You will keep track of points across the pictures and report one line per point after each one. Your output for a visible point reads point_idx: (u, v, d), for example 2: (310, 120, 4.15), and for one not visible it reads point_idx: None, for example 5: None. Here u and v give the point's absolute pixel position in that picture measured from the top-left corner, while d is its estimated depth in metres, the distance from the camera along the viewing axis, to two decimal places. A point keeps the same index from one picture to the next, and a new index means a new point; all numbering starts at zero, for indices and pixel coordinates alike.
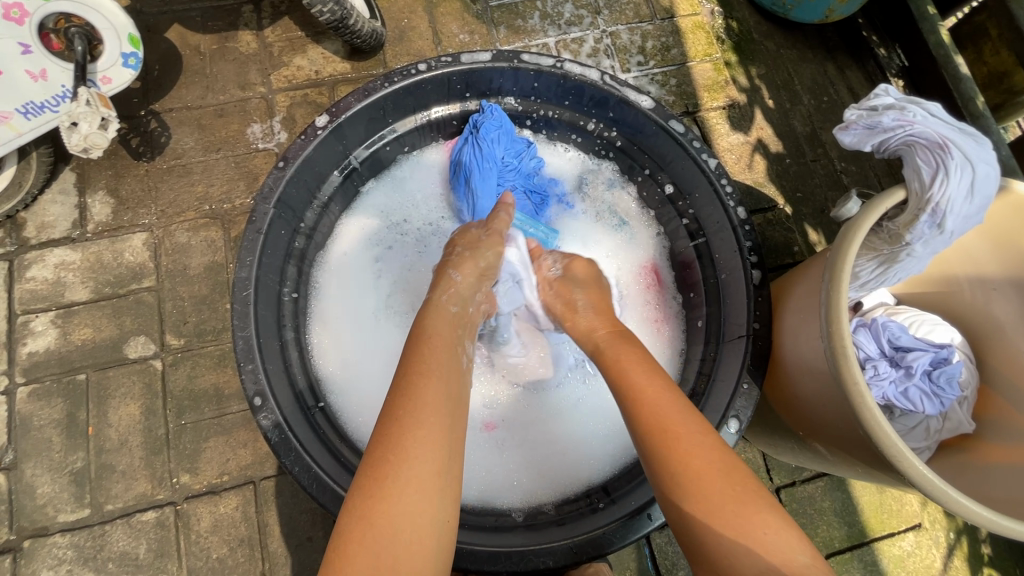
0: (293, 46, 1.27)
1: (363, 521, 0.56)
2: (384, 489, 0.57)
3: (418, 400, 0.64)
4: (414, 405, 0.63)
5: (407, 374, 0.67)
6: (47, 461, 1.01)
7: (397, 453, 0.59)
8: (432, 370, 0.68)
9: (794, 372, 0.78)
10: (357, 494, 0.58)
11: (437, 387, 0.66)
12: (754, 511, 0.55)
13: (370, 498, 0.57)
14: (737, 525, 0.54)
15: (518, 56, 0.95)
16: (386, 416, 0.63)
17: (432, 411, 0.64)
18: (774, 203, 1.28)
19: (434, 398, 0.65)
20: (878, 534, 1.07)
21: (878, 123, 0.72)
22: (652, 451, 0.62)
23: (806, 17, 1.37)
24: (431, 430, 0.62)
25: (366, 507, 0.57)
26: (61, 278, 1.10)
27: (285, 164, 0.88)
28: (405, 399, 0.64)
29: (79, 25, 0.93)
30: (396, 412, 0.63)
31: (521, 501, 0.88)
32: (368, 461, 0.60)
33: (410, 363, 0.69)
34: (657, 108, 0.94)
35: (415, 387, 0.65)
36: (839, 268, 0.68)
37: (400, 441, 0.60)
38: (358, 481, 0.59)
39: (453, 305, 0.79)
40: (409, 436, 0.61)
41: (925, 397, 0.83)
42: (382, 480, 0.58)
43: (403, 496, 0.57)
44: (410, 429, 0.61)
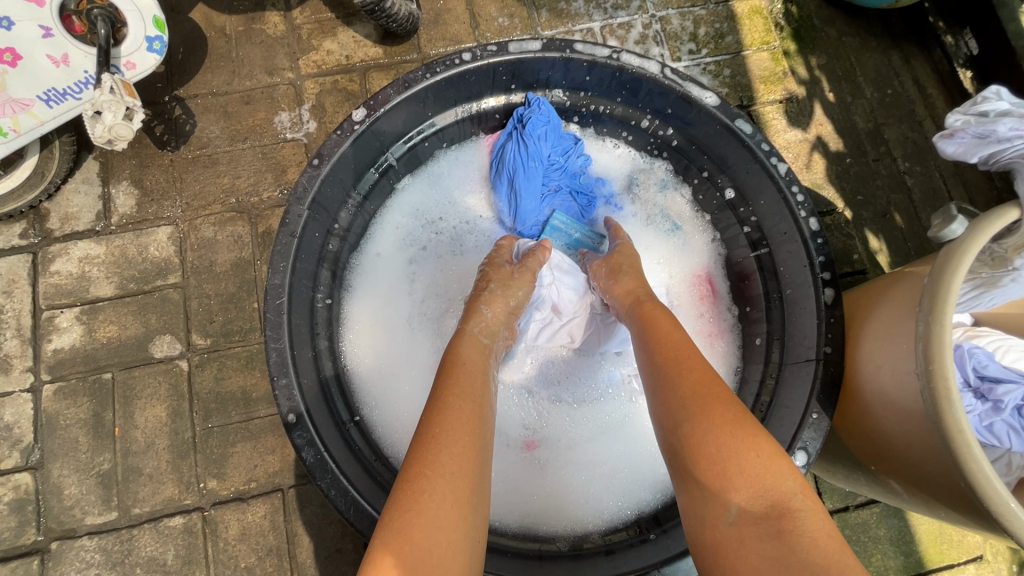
0: (323, 29, 1.20)
1: (401, 536, 0.50)
2: (421, 500, 0.52)
3: (452, 417, 0.59)
4: (450, 420, 0.59)
5: (440, 395, 0.63)
6: (73, 462, 0.99)
7: (433, 465, 0.54)
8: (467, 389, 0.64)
9: (872, 406, 0.71)
10: (394, 512, 0.52)
11: (471, 403, 0.62)
12: (749, 440, 0.54)
13: (408, 513, 0.51)
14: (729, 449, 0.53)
15: (571, 45, 0.87)
16: (420, 433, 0.58)
17: (468, 425, 0.59)
18: (833, 206, 1.19)
19: (468, 411, 0.61)
20: (935, 565, 1.01)
21: (992, 132, 0.64)
22: (660, 389, 0.62)
23: (873, 1, 1.25)
24: (466, 444, 0.57)
25: (403, 522, 0.51)
26: (85, 272, 1.06)
27: (320, 162, 0.82)
28: (441, 420, 0.59)
29: (100, 6, 0.86)
30: (432, 430, 0.58)
31: (566, 528, 0.83)
32: (406, 479, 0.54)
33: (444, 384, 0.64)
34: (723, 105, 0.86)
35: (451, 405, 0.61)
36: (943, 298, 0.60)
37: (436, 455, 0.55)
38: (395, 498, 0.53)
39: (485, 336, 0.75)
40: (444, 450, 0.56)
41: (1013, 433, 0.76)
42: (418, 492, 0.53)
43: (438, 507, 0.52)
44: (445, 443, 0.56)
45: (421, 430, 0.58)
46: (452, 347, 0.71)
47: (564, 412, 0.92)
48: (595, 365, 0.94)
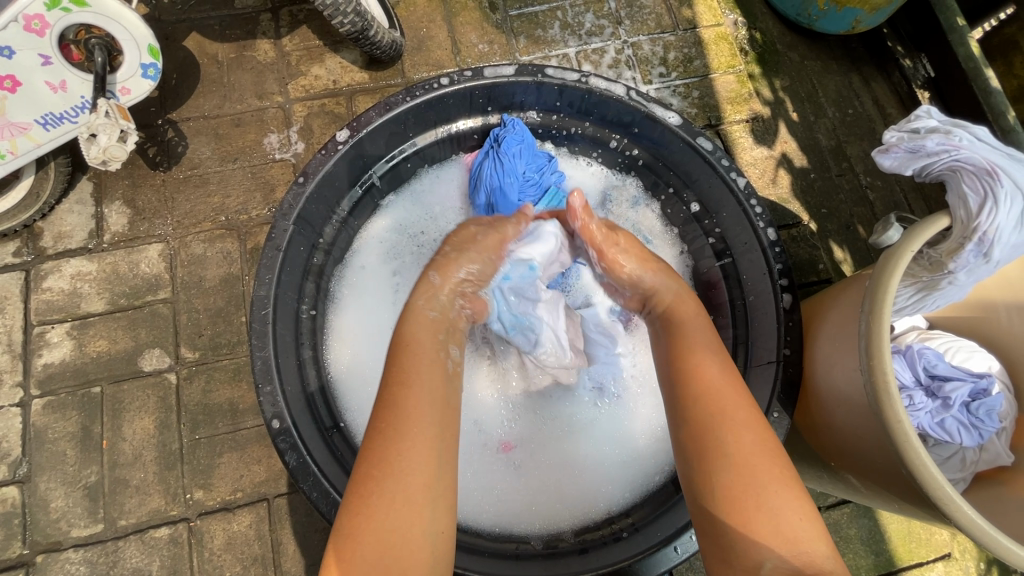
0: (311, 55, 1.26)
1: (351, 536, 0.55)
2: (371, 501, 0.56)
3: (398, 409, 0.61)
4: (399, 415, 0.60)
5: (389, 382, 0.64)
6: (61, 475, 1.00)
7: (378, 469, 0.57)
8: (412, 374, 0.64)
9: (826, 401, 0.77)
10: (345, 512, 0.57)
11: (420, 394, 0.63)
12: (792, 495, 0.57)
13: (355, 513, 0.56)
14: (765, 508, 0.55)
15: (542, 70, 0.94)
16: (370, 427, 0.60)
17: (420, 414, 0.61)
18: (799, 219, 1.25)
19: (417, 402, 0.62)
20: (906, 564, 1.04)
21: (922, 147, 0.71)
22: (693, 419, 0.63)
23: (832, 27, 1.33)
24: (415, 439, 0.59)
25: (354, 524, 0.55)
26: (77, 288, 1.09)
27: (305, 180, 0.87)
28: (385, 411, 0.61)
29: (99, 36, 0.92)
30: (379, 424, 0.60)
31: (540, 528, 0.88)
32: (356, 476, 0.58)
33: (392, 369, 0.65)
34: (685, 124, 0.92)
35: (398, 395, 0.62)
36: (880, 298, 0.66)
37: (381, 454, 0.58)
38: (348, 495, 0.57)
39: (432, 310, 0.74)
40: (393, 446, 0.58)
41: (963, 428, 0.80)
42: (368, 492, 0.56)
43: (387, 510, 0.55)
44: (392, 438, 0.59)
45: (369, 422, 0.61)
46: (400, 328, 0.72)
47: (537, 410, 0.96)
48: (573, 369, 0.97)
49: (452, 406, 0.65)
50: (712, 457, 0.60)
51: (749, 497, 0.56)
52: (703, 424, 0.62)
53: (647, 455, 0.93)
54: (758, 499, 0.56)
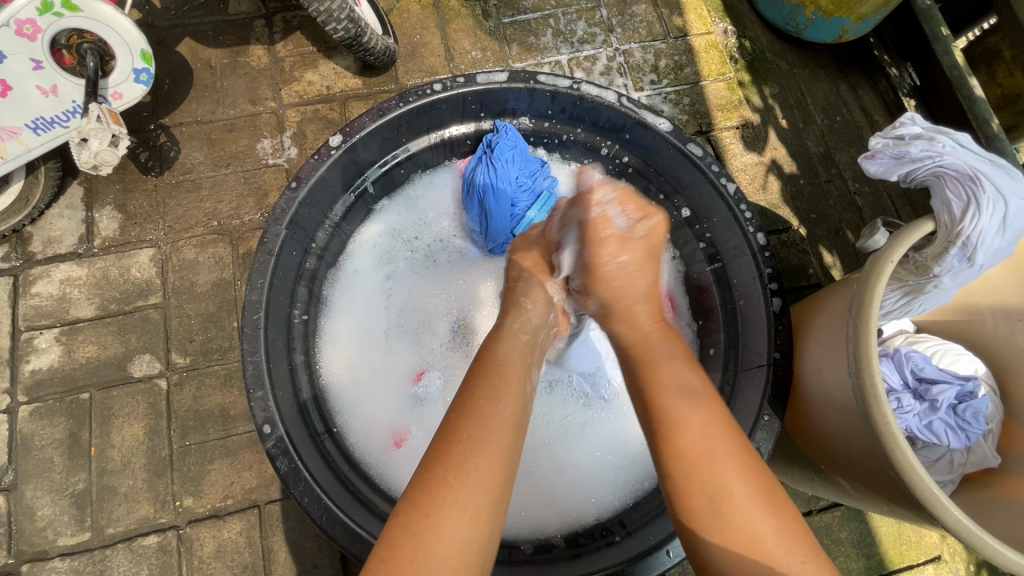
0: (305, 61, 1.26)
1: (417, 543, 0.49)
2: (440, 508, 0.51)
3: (483, 419, 0.57)
4: (490, 425, 0.56)
5: (476, 392, 0.60)
6: (47, 482, 0.99)
7: (461, 476, 0.52)
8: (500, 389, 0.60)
9: (815, 404, 0.78)
10: (410, 512, 0.51)
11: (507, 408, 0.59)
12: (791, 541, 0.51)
13: (424, 518, 0.50)
14: (769, 560, 0.50)
15: (534, 77, 0.95)
16: (453, 429, 0.56)
17: (504, 430, 0.57)
18: (789, 224, 1.26)
19: (504, 417, 0.58)
20: (897, 567, 1.05)
21: (906, 153, 0.73)
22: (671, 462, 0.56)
23: (819, 36, 1.35)
24: (493, 452, 0.55)
25: (419, 528, 0.50)
26: (67, 294, 1.08)
27: (297, 184, 0.87)
28: (475, 418, 0.57)
29: (91, 40, 0.92)
30: (464, 428, 0.56)
31: (530, 534, 0.88)
32: (429, 476, 0.53)
33: (476, 378, 0.61)
34: (675, 131, 0.94)
35: (488, 411, 0.57)
36: (868, 302, 0.67)
37: (463, 461, 0.53)
38: (416, 494, 0.52)
39: (522, 332, 0.71)
40: (471, 456, 0.54)
41: (950, 430, 0.81)
42: (437, 498, 0.51)
43: (457, 520, 0.50)
44: (472, 447, 0.54)
45: (451, 423, 0.56)
46: (492, 347, 0.67)
47: None
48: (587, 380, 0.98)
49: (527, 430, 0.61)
50: (703, 502, 0.53)
51: (747, 547, 0.50)
52: (688, 470, 0.54)
53: (640, 459, 0.94)
54: (761, 547, 0.50)
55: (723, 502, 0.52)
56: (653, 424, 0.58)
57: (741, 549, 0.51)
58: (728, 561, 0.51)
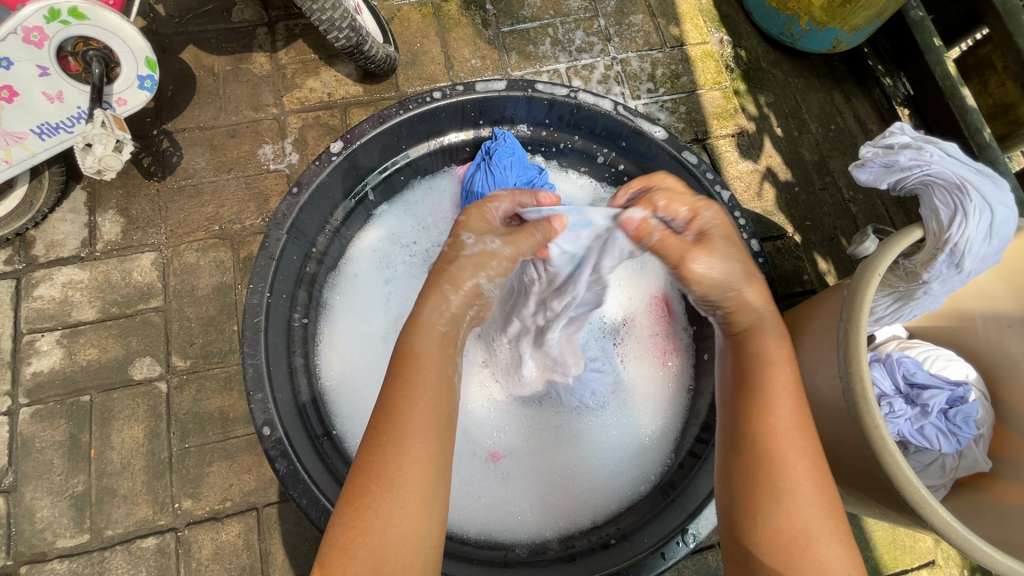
0: (307, 68, 1.28)
1: (343, 552, 0.53)
2: (364, 516, 0.54)
3: (398, 417, 0.58)
4: (400, 427, 0.57)
5: (387, 391, 0.61)
6: (47, 484, 0.99)
7: (378, 482, 0.55)
8: (414, 383, 0.60)
9: (808, 409, 0.79)
10: (338, 524, 0.56)
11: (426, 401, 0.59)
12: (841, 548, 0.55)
13: (350, 527, 0.54)
14: (815, 557, 0.54)
15: (532, 85, 0.97)
16: (367, 437, 0.58)
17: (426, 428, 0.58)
18: (784, 231, 1.28)
19: (419, 417, 0.58)
20: (891, 571, 1.05)
21: (895, 162, 0.74)
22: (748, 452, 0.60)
23: (814, 46, 1.38)
24: (415, 452, 0.57)
25: (347, 538, 0.54)
26: (69, 297, 1.09)
27: (299, 190, 0.89)
28: (383, 421, 0.58)
29: (97, 48, 0.94)
30: (376, 434, 0.58)
31: (526, 537, 0.89)
32: (350, 491, 0.57)
33: (393, 370, 0.61)
34: (670, 138, 0.96)
35: (398, 406, 0.59)
36: (856, 308, 0.69)
37: (381, 468, 0.56)
38: (341, 507, 0.56)
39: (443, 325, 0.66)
40: (389, 462, 0.56)
41: (941, 435, 0.82)
42: (362, 506, 0.55)
43: (387, 524, 0.54)
44: (389, 450, 0.57)
45: (365, 434, 0.59)
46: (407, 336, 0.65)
47: (524, 418, 0.98)
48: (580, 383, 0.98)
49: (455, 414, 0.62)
50: (763, 501, 0.57)
51: (798, 542, 0.54)
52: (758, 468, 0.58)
53: (636, 464, 0.95)
54: (809, 546, 0.54)
55: (785, 491, 0.56)
56: (751, 425, 0.61)
57: (789, 544, 0.54)
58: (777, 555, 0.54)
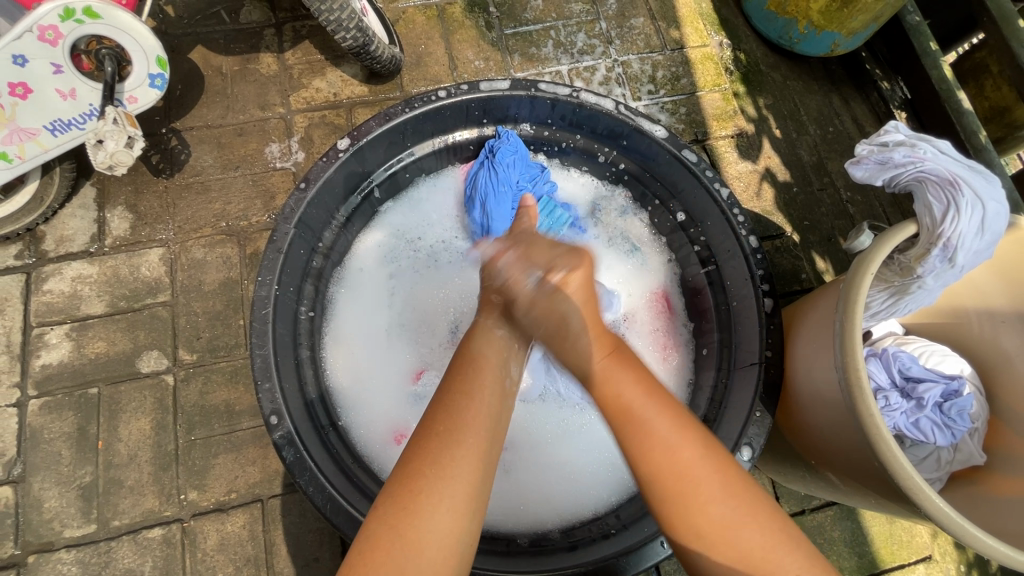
0: (313, 69, 1.30)
1: (391, 531, 0.55)
2: (415, 503, 0.56)
3: (459, 416, 0.62)
4: (457, 424, 0.61)
5: (452, 389, 0.65)
6: (55, 475, 1.01)
7: (436, 469, 0.58)
8: (474, 388, 0.65)
9: (806, 401, 0.81)
10: (388, 504, 0.57)
11: (482, 406, 0.64)
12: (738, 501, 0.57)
13: (400, 511, 0.56)
14: (700, 511, 0.56)
15: (536, 85, 0.99)
16: (426, 427, 0.61)
17: (480, 430, 0.62)
18: (782, 230, 1.30)
19: (477, 418, 0.62)
20: (888, 566, 1.06)
21: (890, 159, 0.76)
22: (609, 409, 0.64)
23: (812, 50, 1.40)
24: (468, 450, 0.60)
25: (396, 521, 0.55)
26: (78, 291, 1.11)
27: (307, 185, 0.90)
28: (445, 414, 0.62)
29: (109, 47, 0.96)
30: (436, 425, 0.61)
31: (527, 527, 0.90)
32: (403, 474, 0.58)
33: (460, 376, 0.67)
34: (671, 137, 0.97)
35: (461, 407, 0.63)
36: (853, 301, 0.70)
37: (439, 456, 0.59)
38: (390, 493, 0.57)
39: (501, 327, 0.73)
40: (447, 455, 0.59)
41: (936, 428, 0.84)
42: (414, 492, 0.57)
43: (434, 515, 0.55)
44: (447, 444, 0.59)
45: (422, 424, 0.62)
46: (471, 342, 0.72)
47: (527, 412, 1.00)
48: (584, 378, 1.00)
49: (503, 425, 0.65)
50: (680, 503, 0.57)
51: (685, 496, 0.57)
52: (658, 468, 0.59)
53: None
54: (682, 499, 0.57)
55: (642, 445, 0.59)
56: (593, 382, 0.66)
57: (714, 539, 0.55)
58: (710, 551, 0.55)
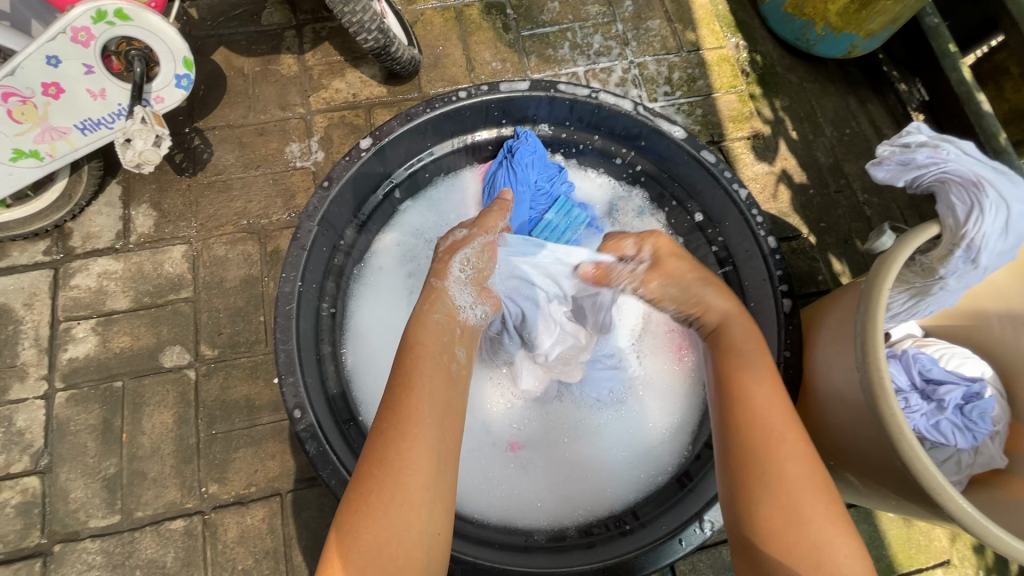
0: (333, 70, 1.32)
1: (351, 535, 0.57)
2: (369, 505, 0.57)
3: (402, 412, 0.62)
4: (403, 418, 0.62)
5: (393, 387, 0.65)
6: (81, 466, 1.03)
7: (386, 467, 0.59)
8: (415, 379, 0.66)
9: (825, 401, 0.81)
10: (346, 507, 0.59)
11: (422, 395, 0.64)
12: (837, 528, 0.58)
13: (358, 514, 0.57)
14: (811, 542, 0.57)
15: (554, 86, 0.99)
16: (373, 427, 0.62)
17: (426, 423, 0.62)
18: (799, 232, 1.29)
19: (420, 407, 0.63)
20: (906, 570, 1.06)
21: (912, 160, 0.76)
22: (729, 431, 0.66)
23: (829, 52, 1.40)
24: (413, 443, 0.60)
25: (353, 523, 0.57)
26: (103, 287, 1.13)
27: (330, 184, 0.91)
28: (390, 412, 0.63)
29: (138, 48, 0.99)
30: (384, 424, 0.62)
31: (545, 523, 0.91)
32: (358, 479, 0.60)
33: (401, 369, 0.67)
34: (689, 138, 0.98)
35: (402, 401, 0.63)
36: (874, 301, 0.71)
37: (387, 454, 0.60)
38: (347, 497, 0.59)
39: (438, 313, 0.75)
40: (393, 453, 0.60)
41: (957, 430, 0.83)
42: (367, 494, 0.58)
43: (390, 514, 0.57)
44: (393, 441, 0.60)
45: (372, 425, 0.62)
46: (413, 331, 0.72)
47: (542, 412, 1.00)
48: (596, 377, 1.00)
49: (456, 408, 0.66)
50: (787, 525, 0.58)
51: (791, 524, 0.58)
52: (754, 459, 0.62)
53: (653, 456, 0.97)
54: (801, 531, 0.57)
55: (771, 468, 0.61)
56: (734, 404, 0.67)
57: (784, 529, 0.58)
58: (779, 552, 0.57)
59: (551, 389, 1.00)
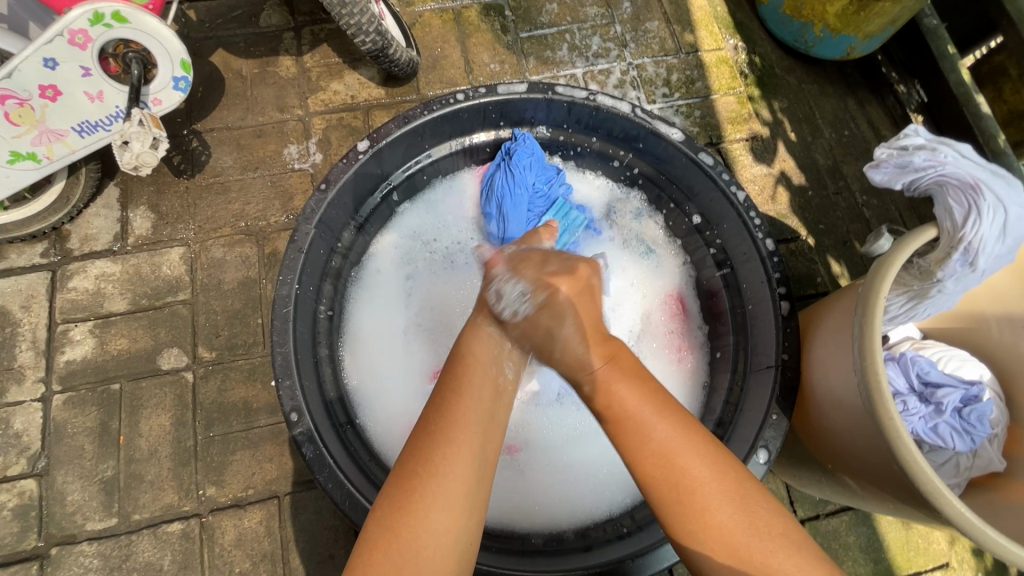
0: (331, 72, 1.32)
1: (390, 532, 0.56)
2: (413, 501, 0.57)
3: (452, 415, 0.62)
4: (450, 420, 0.62)
5: (441, 393, 0.66)
6: (78, 469, 1.03)
7: (429, 468, 0.58)
8: (465, 385, 0.66)
9: (823, 404, 0.81)
10: (385, 505, 0.58)
11: (472, 402, 0.64)
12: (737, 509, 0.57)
13: (400, 510, 0.56)
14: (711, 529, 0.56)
15: (552, 88, 0.99)
16: (420, 427, 0.62)
17: (471, 426, 0.62)
18: (797, 234, 1.29)
19: (469, 411, 0.63)
20: (904, 572, 1.06)
21: (910, 162, 0.76)
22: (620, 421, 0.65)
23: (827, 53, 1.40)
24: (459, 445, 0.60)
25: (393, 518, 0.56)
26: (101, 289, 1.13)
27: (327, 186, 0.91)
28: (438, 415, 0.63)
29: (136, 50, 0.98)
30: (430, 427, 0.62)
31: (542, 527, 0.91)
32: (400, 474, 0.59)
33: (451, 377, 0.67)
34: (687, 141, 0.98)
35: (452, 405, 0.63)
36: (872, 303, 0.70)
37: (431, 456, 0.59)
38: (388, 491, 0.58)
39: (493, 325, 0.74)
40: (438, 452, 0.59)
41: (956, 433, 0.83)
42: (411, 490, 0.57)
43: (430, 512, 0.56)
44: (439, 441, 0.60)
45: (416, 424, 0.63)
46: (466, 343, 0.72)
47: (539, 415, 1.00)
48: None
49: (501, 420, 0.66)
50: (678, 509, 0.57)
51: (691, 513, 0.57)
52: (643, 453, 0.60)
53: None
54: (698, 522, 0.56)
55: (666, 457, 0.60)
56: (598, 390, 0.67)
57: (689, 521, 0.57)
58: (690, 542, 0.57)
59: (548, 390, 1.00)
